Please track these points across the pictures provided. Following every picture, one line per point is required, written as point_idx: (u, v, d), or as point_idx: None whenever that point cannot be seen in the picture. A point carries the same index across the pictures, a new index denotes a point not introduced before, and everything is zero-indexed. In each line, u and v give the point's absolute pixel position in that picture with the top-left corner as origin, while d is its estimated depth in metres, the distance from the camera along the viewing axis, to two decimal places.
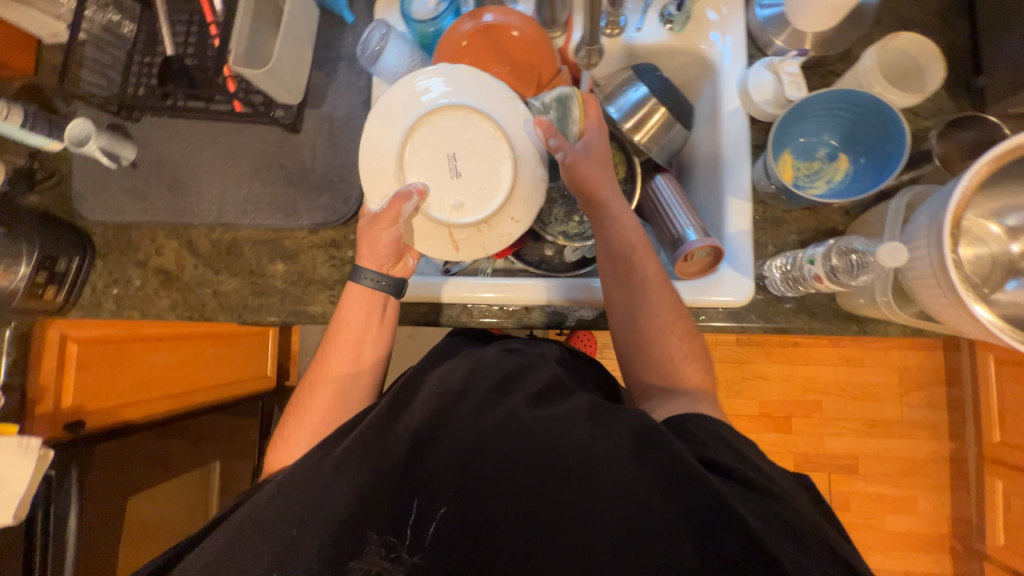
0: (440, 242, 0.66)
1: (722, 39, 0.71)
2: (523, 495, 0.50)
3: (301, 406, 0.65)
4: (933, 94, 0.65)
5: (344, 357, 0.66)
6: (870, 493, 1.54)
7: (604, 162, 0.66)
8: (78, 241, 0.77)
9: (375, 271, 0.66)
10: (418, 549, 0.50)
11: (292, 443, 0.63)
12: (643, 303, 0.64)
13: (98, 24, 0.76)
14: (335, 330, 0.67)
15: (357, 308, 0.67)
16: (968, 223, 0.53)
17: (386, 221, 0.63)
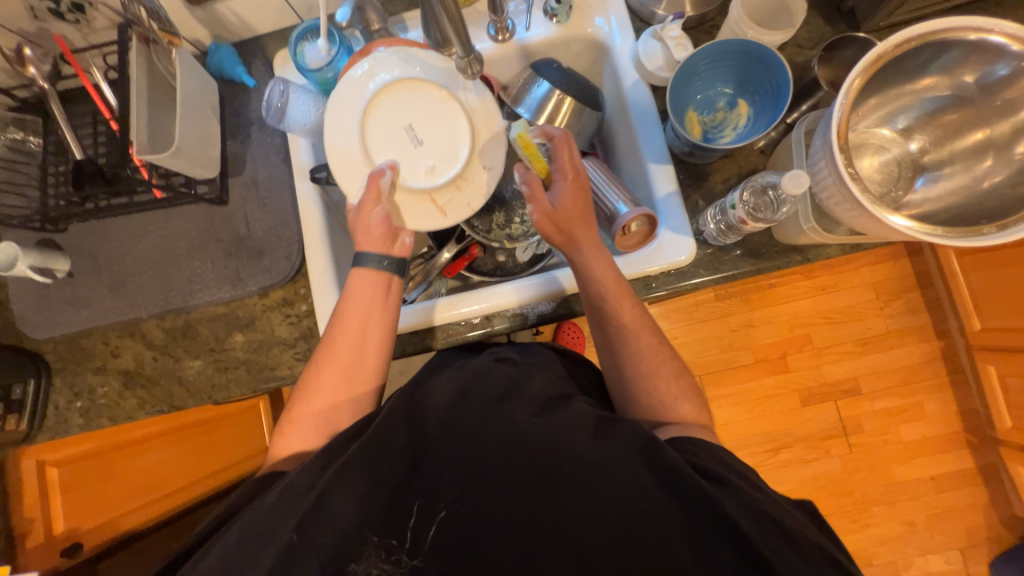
0: (427, 213, 0.70)
1: (605, 19, 0.74)
2: (516, 497, 0.50)
3: (306, 388, 0.62)
4: (809, 25, 0.69)
5: (351, 340, 0.62)
6: (879, 409, 1.57)
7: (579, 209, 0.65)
8: (31, 363, 0.76)
9: (379, 251, 0.64)
10: (418, 552, 0.49)
11: (296, 425, 0.60)
12: (617, 324, 0.65)
13: (3, 145, 0.75)
14: (340, 311, 0.63)
15: (361, 296, 0.63)
16: (863, 137, 0.62)
17: (371, 202, 0.65)
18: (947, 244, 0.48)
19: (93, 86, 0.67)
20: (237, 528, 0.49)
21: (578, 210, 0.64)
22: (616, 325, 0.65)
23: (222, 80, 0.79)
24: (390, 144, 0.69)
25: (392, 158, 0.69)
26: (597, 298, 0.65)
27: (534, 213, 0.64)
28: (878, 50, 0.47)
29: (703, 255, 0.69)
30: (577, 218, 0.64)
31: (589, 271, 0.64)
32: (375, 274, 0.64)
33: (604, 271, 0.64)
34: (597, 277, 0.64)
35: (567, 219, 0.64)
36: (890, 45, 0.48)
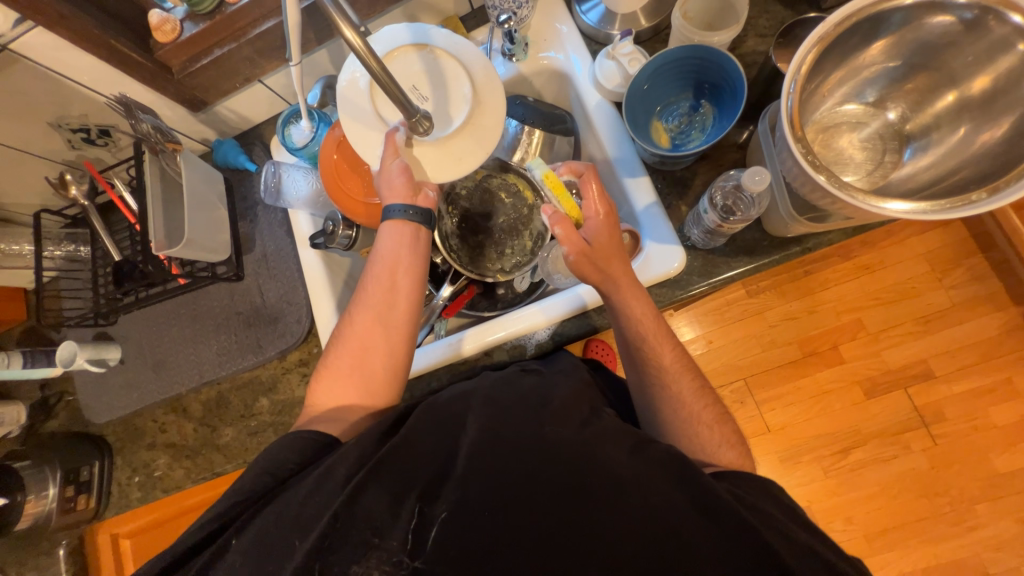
0: (443, 163, 0.59)
1: (561, 50, 0.77)
2: (522, 516, 0.45)
3: (341, 333, 0.63)
4: (765, 15, 0.68)
5: (381, 290, 0.63)
6: (960, 392, 1.40)
7: (611, 244, 0.61)
8: (95, 446, 0.85)
9: (404, 202, 0.62)
10: (418, 553, 0.44)
11: (331, 369, 0.62)
12: (658, 365, 0.61)
13: (62, 258, 0.87)
14: (372, 263, 0.64)
15: (391, 245, 0.64)
16: (833, 118, 0.60)
17: (393, 155, 0.58)
18: (948, 217, 0.44)
19: (120, 198, 0.78)
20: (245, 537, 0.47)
21: (613, 246, 0.61)
22: (655, 366, 0.62)
23: (229, 170, 0.88)
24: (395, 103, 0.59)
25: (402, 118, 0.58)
26: (636, 340, 0.62)
27: (568, 254, 0.60)
28: (818, 31, 0.47)
29: (695, 260, 0.67)
30: (612, 255, 0.61)
31: (626, 312, 0.61)
32: (403, 225, 0.64)
33: (642, 311, 0.61)
34: (636, 316, 0.61)
35: (603, 253, 0.61)
36: (830, 26, 0.47)
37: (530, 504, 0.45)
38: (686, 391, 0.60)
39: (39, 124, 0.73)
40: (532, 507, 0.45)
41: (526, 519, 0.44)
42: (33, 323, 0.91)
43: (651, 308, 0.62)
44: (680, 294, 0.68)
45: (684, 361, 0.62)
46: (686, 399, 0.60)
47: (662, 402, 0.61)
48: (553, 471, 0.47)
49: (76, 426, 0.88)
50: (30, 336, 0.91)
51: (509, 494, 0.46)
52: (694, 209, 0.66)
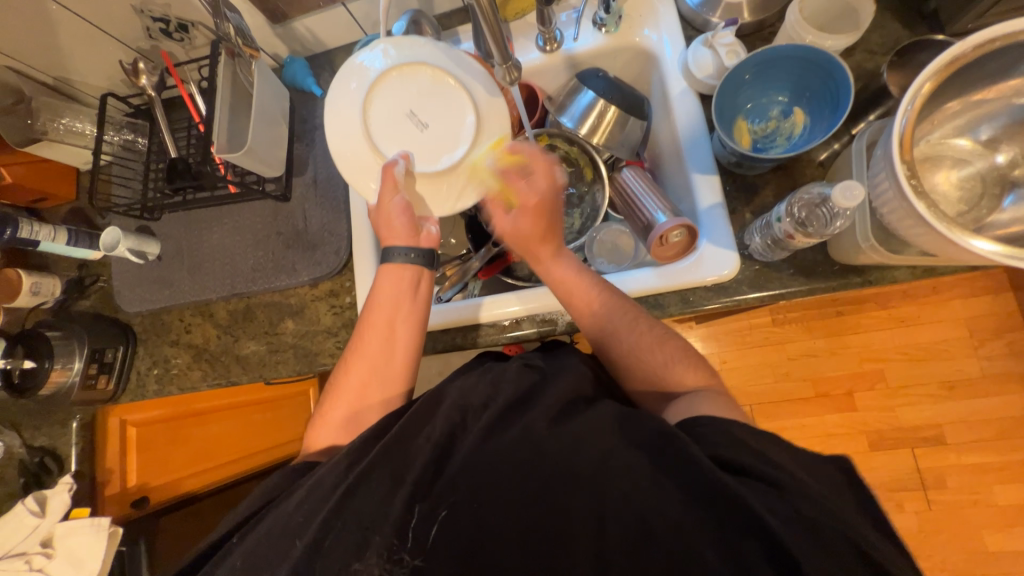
0: (438, 195, 0.69)
1: (656, 30, 0.73)
2: (523, 501, 0.44)
3: (337, 383, 0.63)
4: (881, 30, 0.64)
5: (377, 339, 0.63)
6: (967, 463, 1.36)
7: (538, 227, 0.63)
8: (122, 333, 0.87)
9: (406, 245, 0.65)
10: (419, 552, 0.44)
11: (328, 419, 0.62)
12: (610, 328, 0.61)
13: (118, 145, 0.88)
14: (367, 312, 0.64)
15: (389, 290, 0.64)
16: (935, 150, 0.56)
17: (389, 196, 0.65)
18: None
19: (188, 94, 0.78)
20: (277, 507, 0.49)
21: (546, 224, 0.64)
22: (611, 325, 0.61)
23: (295, 89, 0.87)
24: (394, 134, 0.68)
25: (402, 149, 0.68)
26: (575, 308, 0.63)
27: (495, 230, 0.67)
28: (954, 49, 0.44)
29: (748, 271, 0.65)
30: (537, 238, 0.64)
31: (562, 283, 0.64)
32: (402, 268, 0.64)
33: (575, 277, 0.63)
34: (570, 285, 0.63)
35: (523, 233, 0.64)
36: (968, 46, 0.44)
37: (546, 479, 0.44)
38: (641, 339, 0.60)
39: (123, 5, 0.74)
40: (547, 494, 0.44)
41: (526, 504, 0.44)
42: (80, 204, 0.93)
43: (590, 274, 0.64)
44: (725, 301, 0.66)
45: (633, 314, 0.62)
46: (648, 351, 0.59)
47: (630, 362, 0.60)
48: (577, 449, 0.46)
49: (106, 310, 0.91)
50: (75, 216, 0.93)
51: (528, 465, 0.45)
52: (766, 215, 0.64)
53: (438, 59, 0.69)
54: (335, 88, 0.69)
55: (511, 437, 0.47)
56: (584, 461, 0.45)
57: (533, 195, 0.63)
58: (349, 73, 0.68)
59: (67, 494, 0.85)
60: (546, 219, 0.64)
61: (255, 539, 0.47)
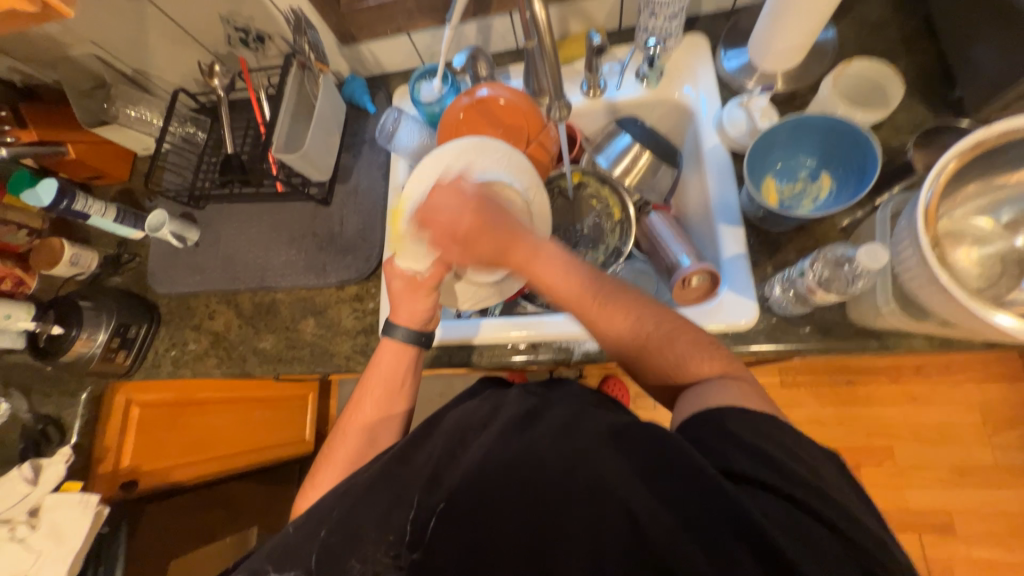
0: (467, 293, 0.72)
1: (695, 88, 0.79)
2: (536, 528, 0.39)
3: (332, 453, 0.62)
4: (908, 112, 0.69)
5: (375, 404, 0.65)
6: (978, 558, 1.29)
7: (487, 233, 0.55)
8: (148, 311, 0.89)
9: (410, 328, 0.67)
10: (417, 546, 0.42)
11: (320, 488, 0.60)
12: (611, 334, 0.55)
13: (178, 136, 0.94)
14: (367, 382, 0.66)
15: (389, 366, 0.66)
16: (954, 226, 0.57)
17: (425, 288, 0.66)
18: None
19: (256, 98, 0.84)
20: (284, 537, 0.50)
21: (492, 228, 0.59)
22: (612, 329, 0.54)
23: (350, 105, 0.93)
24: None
25: None
26: (569, 309, 0.56)
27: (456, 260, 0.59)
28: (980, 133, 0.47)
29: (766, 322, 0.67)
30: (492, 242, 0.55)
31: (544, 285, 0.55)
32: (403, 345, 0.67)
33: (557, 278, 0.55)
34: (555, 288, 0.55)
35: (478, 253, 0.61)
36: (993, 133, 0.48)
37: None
38: (651, 341, 0.54)
39: (212, 14, 0.82)
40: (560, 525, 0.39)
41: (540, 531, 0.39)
42: (131, 186, 0.99)
43: (575, 276, 0.55)
44: (742, 349, 0.67)
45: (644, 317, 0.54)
46: (659, 351, 0.54)
47: (643, 358, 0.55)
48: None
49: (136, 287, 0.94)
50: (125, 197, 0.98)
51: None
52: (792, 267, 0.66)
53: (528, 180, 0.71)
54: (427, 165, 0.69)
55: (524, 441, 0.43)
56: None
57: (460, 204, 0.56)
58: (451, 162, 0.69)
59: (63, 465, 0.85)
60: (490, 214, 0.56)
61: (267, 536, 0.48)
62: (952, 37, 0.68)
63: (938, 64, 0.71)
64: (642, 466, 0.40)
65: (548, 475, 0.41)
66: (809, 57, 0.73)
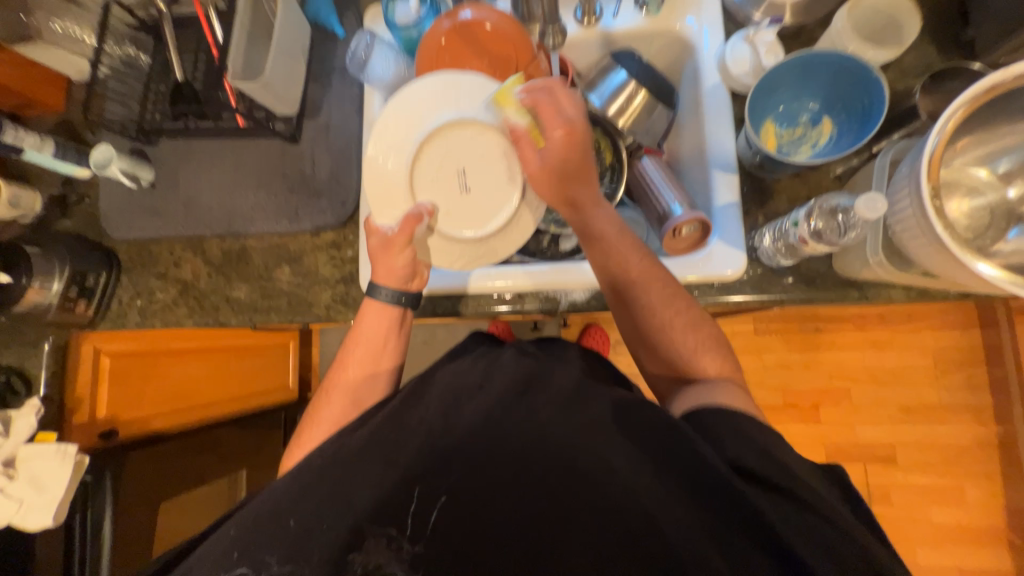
0: (448, 254, 0.69)
1: (698, 19, 0.72)
2: (518, 489, 0.48)
3: (317, 411, 0.64)
4: (918, 52, 0.65)
5: (360, 364, 0.65)
6: (912, 484, 1.45)
7: (571, 164, 0.62)
8: (106, 257, 0.83)
9: (392, 287, 0.65)
10: (419, 539, 0.47)
11: (305, 447, 0.62)
12: (643, 303, 0.60)
13: (117, 58, 0.82)
14: (352, 341, 0.66)
15: (373, 325, 0.66)
16: (953, 177, 0.57)
17: (398, 244, 0.64)
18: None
19: (205, 17, 0.73)
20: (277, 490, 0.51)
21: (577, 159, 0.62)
22: (646, 297, 0.60)
23: (315, 26, 0.83)
24: (433, 188, 0.69)
25: (434, 200, 0.69)
26: (613, 266, 0.61)
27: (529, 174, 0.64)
28: (996, 77, 0.45)
29: (752, 273, 0.67)
30: (572, 175, 0.62)
31: (599, 232, 0.61)
32: (387, 306, 0.66)
33: (610, 230, 0.61)
34: (609, 239, 0.61)
35: (560, 170, 0.62)
36: (1009, 75, 0.45)
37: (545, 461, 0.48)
38: (675, 318, 0.60)
39: None
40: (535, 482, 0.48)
41: (523, 499, 0.47)
42: (69, 117, 0.88)
43: (631, 239, 0.62)
44: (727, 299, 0.67)
45: (672, 291, 0.61)
46: (680, 331, 0.60)
47: (659, 338, 0.61)
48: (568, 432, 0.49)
49: (90, 232, 0.86)
50: (63, 129, 0.88)
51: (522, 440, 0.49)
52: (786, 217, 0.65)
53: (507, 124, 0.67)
54: (398, 105, 0.68)
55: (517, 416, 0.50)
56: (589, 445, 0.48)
57: (566, 122, 0.62)
58: (428, 103, 0.67)
59: (33, 417, 0.82)
60: (579, 149, 0.62)
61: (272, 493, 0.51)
62: None
63: None
64: (622, 449, 0.47)
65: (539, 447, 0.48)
66: None
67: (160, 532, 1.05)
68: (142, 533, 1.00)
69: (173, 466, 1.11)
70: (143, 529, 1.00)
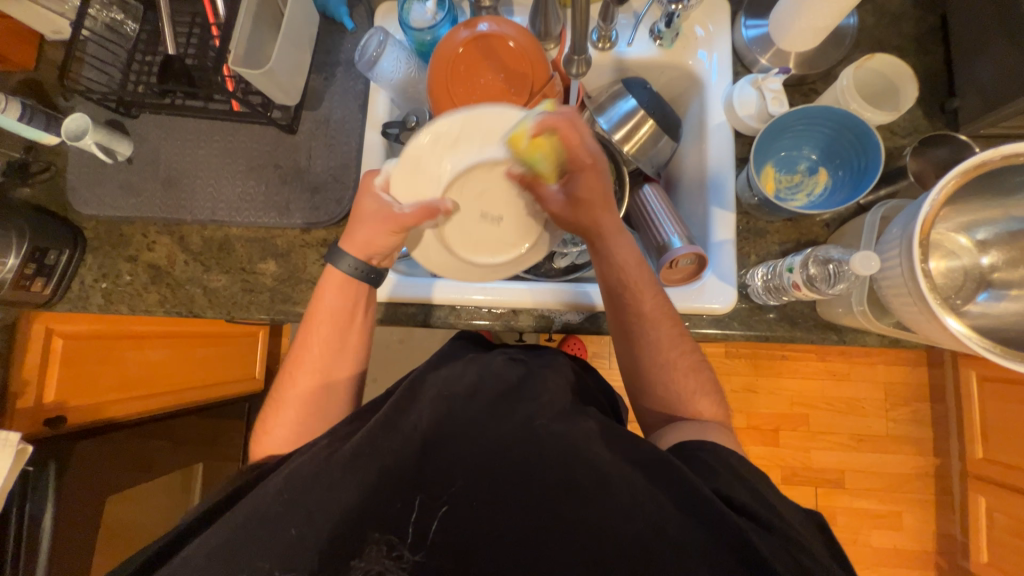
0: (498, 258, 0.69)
1: (709, 55, 0.74)
2: (511, 512, 0.49)
3: (282, 393, 0.64)
4: (907, 114, 0.69)
5: (323, 342, 0.64)
6: (857, 507, 1.53)
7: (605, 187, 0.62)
8: (70, 234, 0.77)
9: (357, 259, 0.63)
10: (419, 548, 0.49)
11: (272, 431, 0.62)
12: (651, 336, 0.63)
13: (101, 22, 0.76)
14: (312, 319, 0.65)
15: (335, 302, 0.64)
16: (938, 239, 0.62)
17: (396, 226, 0.61)
18: (993, 361, 0.49)
19: None
20: (258, 501, 0.49)
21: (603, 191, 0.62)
22: (655, 334, 0.62)
23: (323, 15, 0.80)
24: (462, 217, 0.65)
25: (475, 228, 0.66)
26: (627, 298, 0.63)
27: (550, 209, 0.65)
28: (986, 155, 0.49)
29: (740, 309, 0.69)
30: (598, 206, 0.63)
31: (618, 264, 0.63)
32: (348, 278, 0.64)
33: (630, 260, 0.63)
34: (627, 270, 0.63)
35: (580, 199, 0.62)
36: (998, 155, 0.50)
37: (538, 486, 0.50)
38: (677, 362, 0.62)
39: None
40: (528, 508, 0.49)
41: (515, 518, 0.49)
42: (38, 77, 0.81)
43: (647, 273, 0.64)
44: (716, 332, 0.70)
45: (677, 329, 0.63)
46: (681, 375, 0.62)
47: (656, 377, 0.63)
48: (558, 461, 0.50)
49: (53, 204, 0.80)
50: (29, 90, 0.80)
51: (514, 465, 0.51)
52: (780, 259, 0.67)
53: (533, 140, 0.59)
54: (406, 168, 0.60)
55: (511, 441, 0.52)
56: (582, 473, 0.49)
57: (590, 153, 0.59)
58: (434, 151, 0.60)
59: None
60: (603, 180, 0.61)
61: (252, 505, 0.49)
62: (962, 41, 0.67)
63: (942, 66, 0.71)
64: (615, 474, 0.49)
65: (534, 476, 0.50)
66: (827, 40, 0.70)
67: (103, 525, 0.97)
68: (86, 525, 0.92)
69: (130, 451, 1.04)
70: (89, 520, 0.92)
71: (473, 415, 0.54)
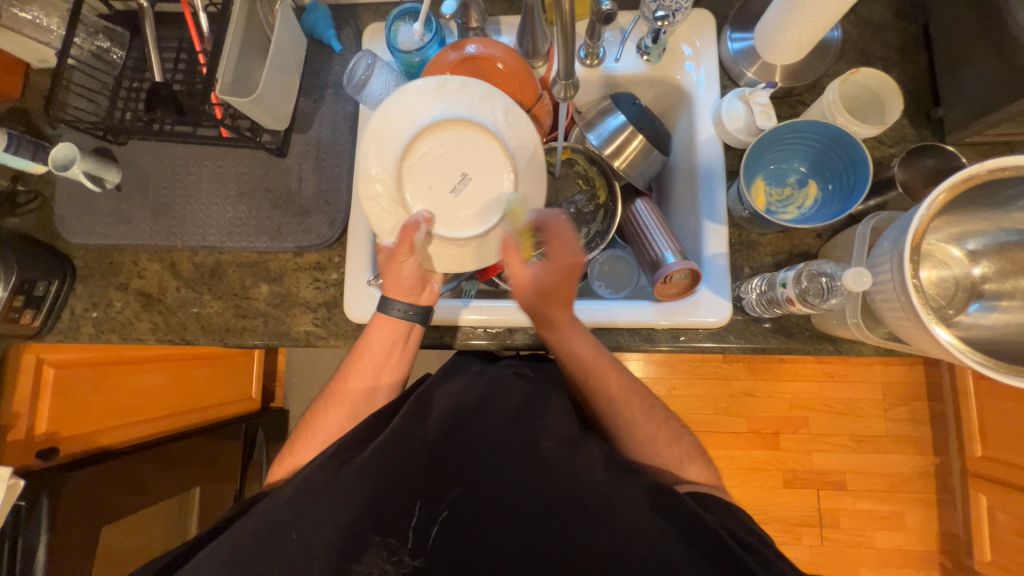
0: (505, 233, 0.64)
1: (697, 69, 0.74)
2: (510, 536, 0.49)
3: (314, 422, 0.65)
4: (894, 124, 0.70)
5: (363, 376, 0.66)
6: (859, 509, 1.53)
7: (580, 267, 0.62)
8: (60, 264, 0.76)
9: (405, 301, 0.65)
10: (419, 553, 0.49)
11: (288, 460, 0.64)
12: (621, 416, 0.63)
13: (87, 51, 0.76)
14: (358, 353, 0.66)
15: (382, 339, 0.65)
16: (930, 249, 0.63)
17: (403, 256, 0.62)
18: (986, 372, 0.49)
19: (190, 15, 0.68)
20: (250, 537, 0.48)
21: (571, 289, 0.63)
22: None
23: (311, 38, 0.80)
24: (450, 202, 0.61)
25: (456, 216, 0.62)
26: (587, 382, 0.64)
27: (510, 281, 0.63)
28: (972, 169, 0.49)
29: (736, 321, 0.69)
30: (563, 299, 0.62)
31: (572, 353, 0.63)
32: (399, 320, 0.65)
33: (585, 349, 0.63)
34: (586, 357, 0.63)
35: (546, 290, 0.62)
36: (986, 169, 0.50)
37: (538, 510, 0.50)
38: (658, 434, 0.62)
39: None
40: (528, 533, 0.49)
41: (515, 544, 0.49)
42: (23, 106, 0.80)
43: (603, 359, 0.64)
44: (712, 345, 0.69)
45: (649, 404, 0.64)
46: (667, 444, 0.62)
47: None
48: (557, 483, 0.50)
49: (41, 234, 0.79)
50: (14, 118, 0.80)
51: (513, 489, 0.51)
52: (774, 271, 0.68)
53: (435, 107, 0.61)
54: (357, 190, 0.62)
55: (510, 464, 0.52)
56: (581, 496, 0.49)
57: (572, 256, 0.62)
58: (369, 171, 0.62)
59: None
60: (570, 281, 0.62)
61: (245, 541, 0.47)
62: (944, 52, 0.68)
63: (926, 75, 0.71)
64: (616, 494, 0.49)
65: (535, 500, 0.50)
66: (812, 52, 0.71)
67: (100, 550, 0.93)
68: (83, 550, 0.89)
69: (133, 474, 1.01)
70: (85, 544, 0.89)
71: (470, 441, 0.54)
